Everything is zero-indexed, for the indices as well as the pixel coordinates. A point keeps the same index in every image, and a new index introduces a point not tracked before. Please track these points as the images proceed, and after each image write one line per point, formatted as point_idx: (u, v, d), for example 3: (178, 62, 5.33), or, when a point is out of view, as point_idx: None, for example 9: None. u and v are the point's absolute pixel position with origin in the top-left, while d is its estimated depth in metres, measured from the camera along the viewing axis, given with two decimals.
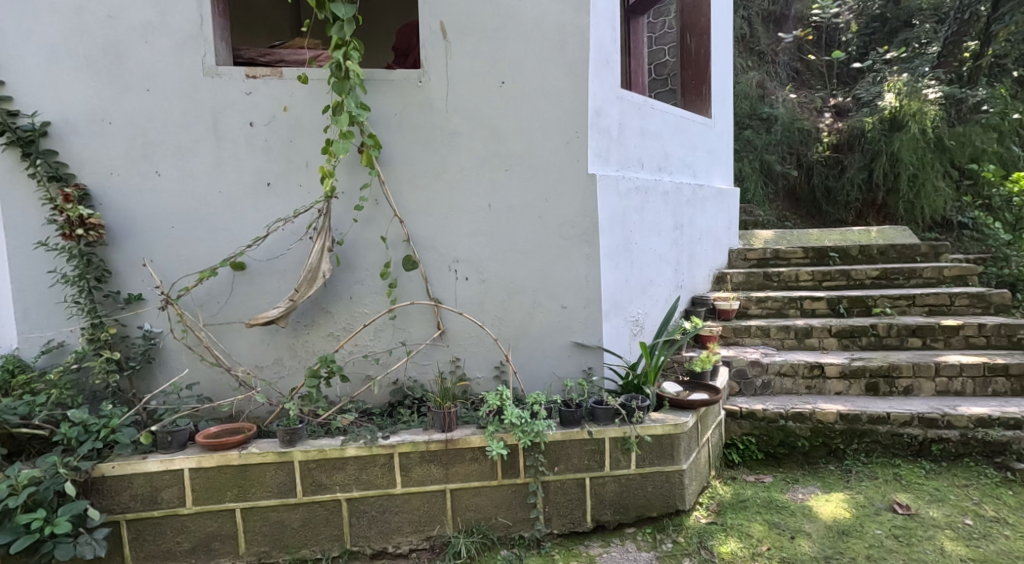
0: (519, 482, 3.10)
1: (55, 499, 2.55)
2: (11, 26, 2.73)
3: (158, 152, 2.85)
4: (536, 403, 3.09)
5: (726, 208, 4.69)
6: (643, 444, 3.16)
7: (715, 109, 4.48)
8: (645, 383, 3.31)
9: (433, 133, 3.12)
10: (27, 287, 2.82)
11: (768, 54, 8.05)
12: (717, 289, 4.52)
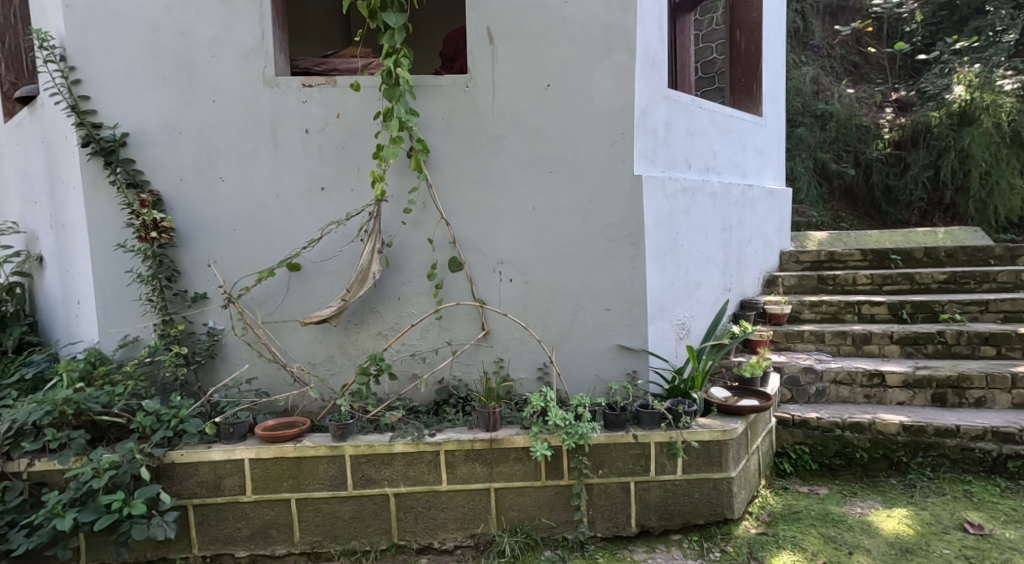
0: (563, 483, 3.11)
1: (132, 482, 2.73)
2: (95, 45, 2.95)
3: (222, 159, 3.02)
4: (581, 406, 3.10)
5: (777, 209, 4.54)
6: (690, 449, 3.13)
7: (766, 107, 4.34)
8: (692, 388, 3.27)
9: (479, 136, 3.18)
10: (106, 286, 3.03)
11: (824, 48, 7.79)
12: (768, 292, 4.36)
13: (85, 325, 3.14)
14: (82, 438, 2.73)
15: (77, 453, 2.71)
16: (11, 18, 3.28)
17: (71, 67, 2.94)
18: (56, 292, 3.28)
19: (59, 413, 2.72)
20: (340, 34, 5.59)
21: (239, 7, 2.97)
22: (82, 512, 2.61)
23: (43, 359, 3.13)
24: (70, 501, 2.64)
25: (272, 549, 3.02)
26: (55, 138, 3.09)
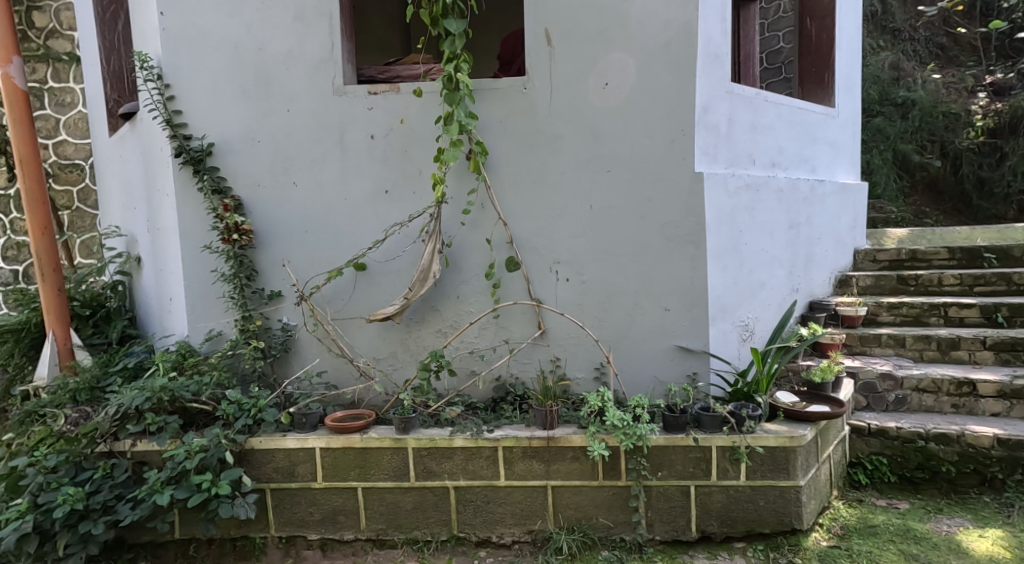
0: (621, 484, 3.10)
1: (218, 465, 2.94)
2: (185, 61, 3.12)
3: (295, 165, 3.16)
4: (639, 407, 3.08)
5: (851, 204, 4.27)
6: (754, 455, 3.04)
7: (840, 97, 4.12)
8: (757, 391, 3.20)
9: (537, 137, 3.22)
10: (193, 285, 3.24)
11: (907, 30, 7.30)
12: (840, 294, 4.15)
13: (175, 321, 3.38)
14: (176, 422, 2.95)
15: (172, 436, 2.92)
16: (116, 42, 3.60)
17: (166, 84, 3.13)
18: (153, 290, 3.58)
19: (157, 399, 2.95)
20: (400, 41, 5.74)
21: (311, 21, 3.09)
22: (177, 489, 2.82)
23: (141, 351, 3.42)
24: (166, 479, 2.85)
25: (341, 534, 3.15)
26: (151, 150, 3.32)
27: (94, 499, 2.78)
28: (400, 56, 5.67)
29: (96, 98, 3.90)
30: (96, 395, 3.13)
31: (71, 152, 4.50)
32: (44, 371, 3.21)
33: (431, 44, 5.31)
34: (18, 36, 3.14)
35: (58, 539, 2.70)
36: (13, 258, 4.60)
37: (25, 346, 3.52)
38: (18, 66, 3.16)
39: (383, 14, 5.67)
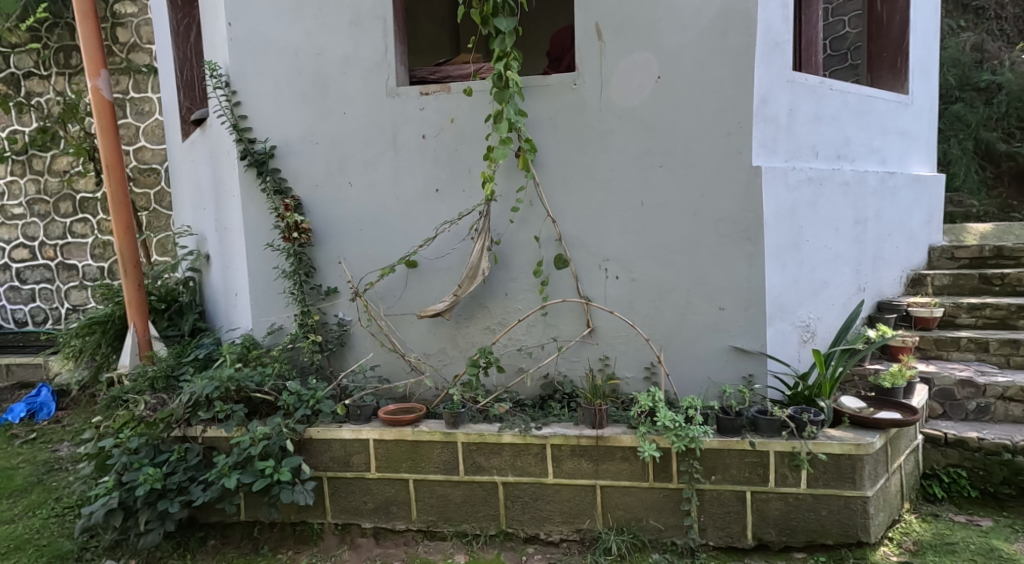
0: (672, 487, 3.03)
1: (280, 453, 3.00)
2: (250, 67, 3.23)
3: (351, 165, 3.22)
4: (691, 408, 3.01)
5: (926, 197, 4.00)
6: (817, 462, 2.90)
7: (914, 83, 3.88)
8: (820, 395, 3.07)
9: (587, 133, 3.21)
10: (256, 281, 3.37)
11: (992, 8, 6.83)
12: (914, 294, 3.89)
13: (241, 315, 3.54)
14: (242, 411, 3.01)
15: (239, 423, 3.00)
16: (188, 52, 3.88)
17: (233, 91, 3.26)
18: (220, 286, 3.76)
19: (225, 389, 3.01)
20: (449, 42, 5.83)
21: (367, 26, 3.11)
22: (243, 474, 2.88)
23: (210, 343, 3.60)
24: (234, 463, 2.93)
25: (393, 524, 3.17)
26: (220, 154, 3.48)
27: (171, 479, 2.90)
28: (449, 57, 5.76)
29: (169, 106, 4.13)
30: (170, 383, 3.30)
31: (149, 157, 4.82)
32: (126, 359, 3.50)
33: (481, 43, 5.31)
34: (104, 51, 3.38)
35: (139, 515, 2.82)
36: (101, 255, 5.01)
37: (109, 337, 3.82)
38: (105, 78, 3.40)
39: (433, 16, 5.75)
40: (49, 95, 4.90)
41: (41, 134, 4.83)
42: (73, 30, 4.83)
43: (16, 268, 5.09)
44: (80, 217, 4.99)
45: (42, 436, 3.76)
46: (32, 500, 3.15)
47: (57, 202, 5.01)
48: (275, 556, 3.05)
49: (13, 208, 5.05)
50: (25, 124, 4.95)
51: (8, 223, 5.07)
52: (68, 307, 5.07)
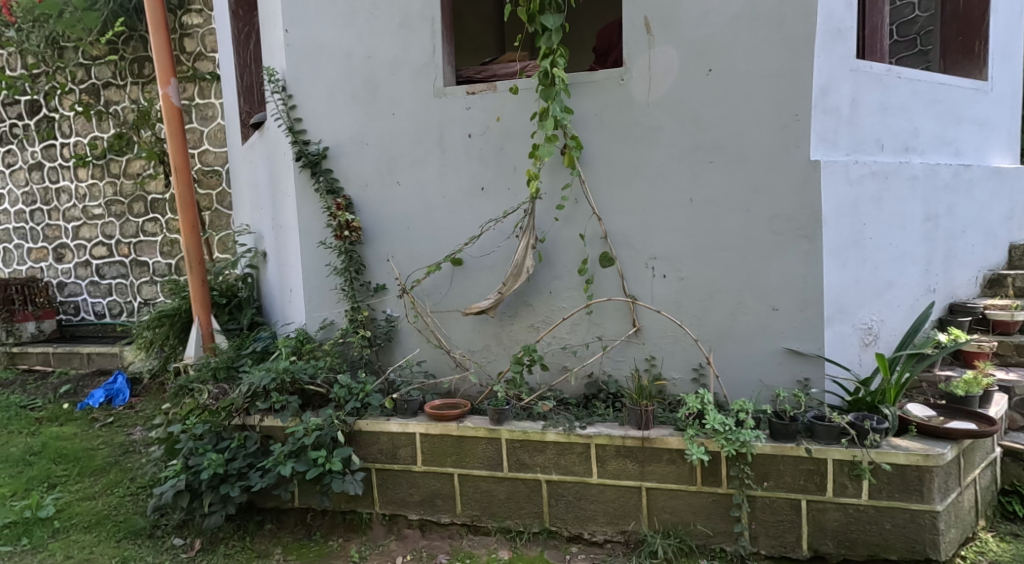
0: (721, 492, 2.95)
1: (331, 443, 3.06)
2: (305, 72, 3.35)
3: (399, 165, 3.29)
4: (742, 412, 2.92)
5: (1007, 191, 3.72)
6: (879, 472, 2.75)
7: (994, 69, 3.65)
8: (884, 402, 2.93)
9: (634, 129, 3.16)
10: (310, 277, 3.49)
11: None
12: (992, 295, 3.64)
13: (295, 310, 3.69)
14: (296, 402, 3.08)
15: (293, 414, 3.06)
16: (248, 59, 4.07)
17: (290, 95, 3.40)
18: (276, 282, 3.93)
19: (281, 380, 3.12)
20: (494, 41, 5.82)
21: (415, 28, 3.16)
22: (297, 462, 2.95)
23: (267, 337, 3.76)
24: (289, 451, 3.00)
25: (439, 516, 3.18)
26: (276, 155, 3.63)
27: (232, 465, 2.99)
28: (494, 56, 5.76)
29: (230, 110, 4.33)
30: (231, 374, 3.45)
31: (211, 160, 5.06)
32: (191, 350, 3.74)
33: (528, 41, 5.30)
34: (173, 60, 3.60)
35: (203, 497, 2.94)
36: (168, 253, 5.28)
37: (176, 329, 4.09)
38: (174, 86, 3.62)
39: (479, 16, 5.76)
40: (125, 103, 5.25)
41: (119, 139, 5.20)
42: (145, 42, 5.10)
43: (96, 264, 5.51)
44: (151, 217, 5.31)
45: (119, 420, 4.04)
46: (110, 479, 3.36)
47: (131, 202, 5.35)
48: (327, 543, 3.11)
49: (94, 208, 5.46)
50: (103, 131, 5.34)
51: (90, 223, 5.49)
52: (140, 300, 5.40)
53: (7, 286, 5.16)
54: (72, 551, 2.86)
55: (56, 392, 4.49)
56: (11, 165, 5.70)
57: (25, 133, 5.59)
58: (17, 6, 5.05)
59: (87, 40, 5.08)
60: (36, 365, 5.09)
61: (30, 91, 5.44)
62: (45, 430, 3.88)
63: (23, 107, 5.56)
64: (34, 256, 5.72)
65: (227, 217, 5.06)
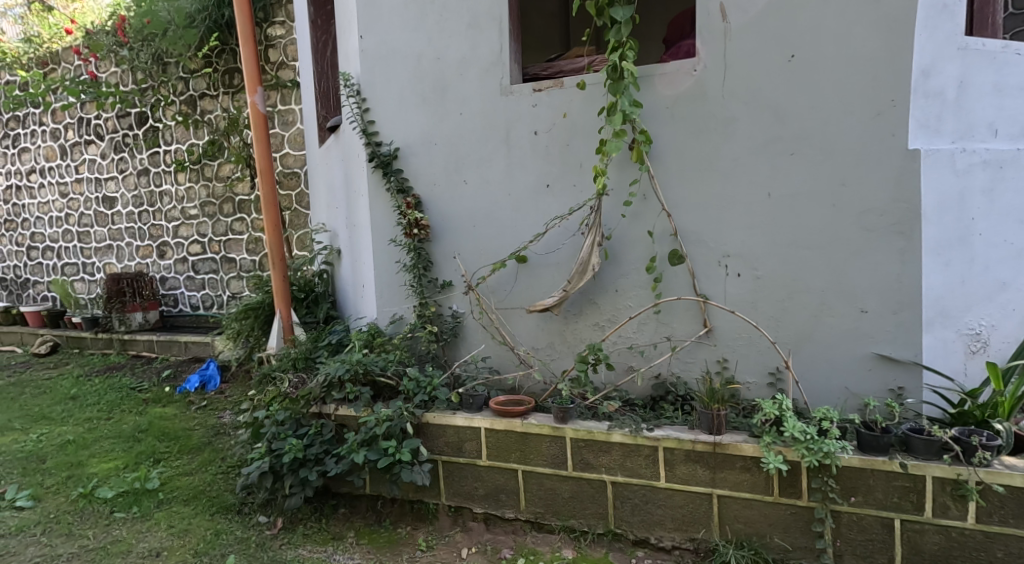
0: (801, 505, 2.78)
1: (401, 434, 3.07)
2: (379, 75, 3.47)
3: (466, 163, 3.34)
4: (826, 420, 2.73)
5: None
6: (989, 494, 2.52)
7: None
8: (995, 416, 2.68)
9: (708, 122, 3.04)
10: (381, 274, 3.62)
11: None
12: None
13: (367, 306, 3.83)
14: (367, 393, 3.16)
15: (366, 404, 3.14)
16: (325, 66, 4.27)
17: (364, 99, 3.53)
18: (349, 279, 4.10)
19: (355, 371, 3.23)
20: (559, 38, 5.75)
21: (483, 28, 3.20)
22: (369, 450, 2.98)
23: (340, 330, 3.92)
24: (362, 440, 3.03)
25: (502, 512, 3.17)
26: (351, 157, 3.78)
27: (310, 450, 3.08)
28: (559, 53, 5.68)
29: (308, 115, 4.55)
30: (308, 364, 3.61)
31: (292, 162, 5.34)
32: (275, 342, 4.02)
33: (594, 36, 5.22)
34: (260, 70, 3.84)
35: (284, 480, 3.03)
36: (253, 249, 5.66)
37: (260, 321, 4.38)
38: (260, 94, 3.87)
39: (543, 13, 5.72)
40: (217, 112, 5.67)
41: (212, 145, 5.66)
42: (235, 55, 5.51)
43: (192, 261, 5.98)
44: (238, 217, 5.70)
45: (212, 404, 4.37)
46: (205, 457, 3.63)
47: (221, 204, 5.78)
48: (396, 531, 3.16)
49: (191, 210, 5.94)
50: (199, 138, 5.81)
51: (187, 223, 5.97)
52: (229, 294, 5.83)
53: (118, 279, 5.68)
54: (174, 521, 3.06)
55: (159, 376, 4.95)
56: (122, 171, 6.27)
57: (134, 141, 6.15)
58: (130, 27, 5.61)
59: (186, 55, 5.53)
60: (143, 351, 5.65)
61: (139, 104, 5.99)
62: (150, 410, 4.27)
63: (133, 118, 6.12)
64: (141, 253, 6.29)
65: (304, 216, 5.31)
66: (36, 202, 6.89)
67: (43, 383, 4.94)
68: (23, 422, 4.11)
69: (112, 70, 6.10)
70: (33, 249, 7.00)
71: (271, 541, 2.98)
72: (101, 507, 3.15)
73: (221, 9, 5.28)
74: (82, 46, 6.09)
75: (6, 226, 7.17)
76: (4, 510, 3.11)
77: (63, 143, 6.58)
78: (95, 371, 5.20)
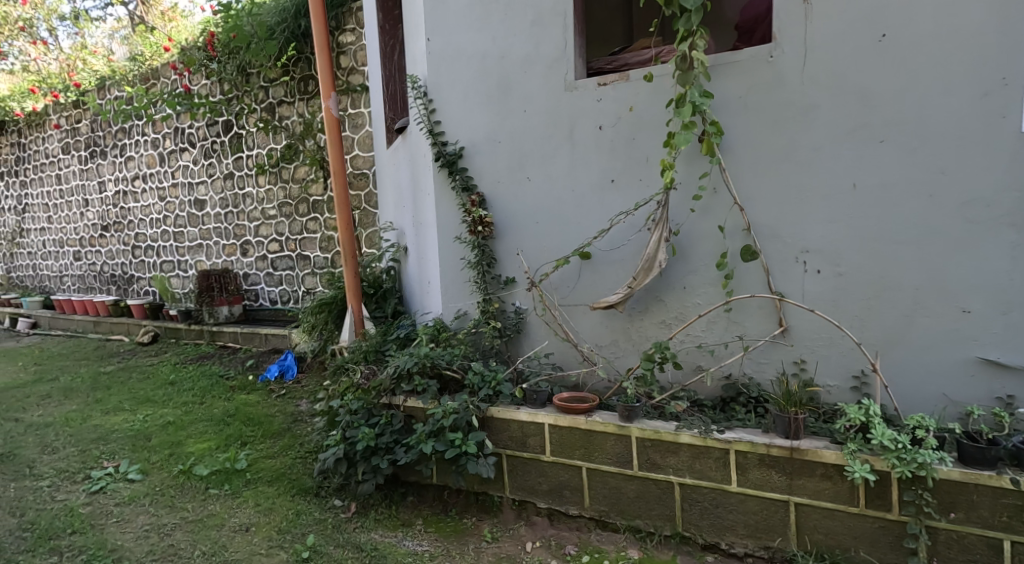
0: (891, 518, 2.60)
1: (467, 426, 3.14)
2: (446, 76, 3.54)
3: (529, 160, 3.35)
4: (920, 429, 2.55)
5: None
6: None
7: None
8: None
9: (786, 110, 2.88)
10: (447, 270, 3.70)
11: None
12: None
13: (433, 301, 3.93)
14: (434, 386, 3.25)
15: (432, 398, 3.22)
16: (394, 70, 4.42)
17: (430, 99, 3.61)
18: (415, 275, 4.22)
19: (422, 365, 3.31)
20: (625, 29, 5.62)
21: (548, 24, 3.19)
22: (437, 442, 3.07)
23: (407, 325, 4.05)
24: (429, 432, 3.11)
25: (566, 508, 3.17)
26: (418, 157, 3.87)
27: (381, 439, 3.21)
28: (624, 45, 5.55)
29: (376, 118, 4.71)
30: (378, 357, 3.77)
31: (361, 164, 5.55)
32: (347, 334, 4.28)
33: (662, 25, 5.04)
34: (334, 76, 4.05)
35: (358, 466, 3.19)
36: (326, 247, 5.94)
37: (333, 316, 4.66)
38: (334, 99, 4.08)
39: (608, 6, 5.53)
40: (294, 117, 5.99)
41: (289, 149, 6.00)
42: (310, 63, 5.79)
43: (272, 258, 6.36)
44: (312, 217, 6.01)
45: (290, 392, 4.66)
46: (286, 442, 3.88)
47: (298, 205, 6.11)
48: (461, 521, 3.24)
49: (270, 210, 6.32)
50: (278, 143, 6.18)
51: (267, 223, 6.36)
52: (304, 290, 6.17)
53: (208, 277, 6.27)
54: (261, 499, 3.30)
55: (243, 365, 5.34)
56: (212, 176, 6.76)
57: (222, 147, 6.62)
58: (218, 43, 6.14)
59: (267, 65, 5.91)
60: (229, 341, 6.12)
61: (226, 113, 6.45)
62: (237, 396, 4.62)
63: (220, 126, 6.58)
64: (227, 251, 6.75)
65: (373, 216, 5.50)
66: (140, 205, 7.56)
67: (147, 369, 5.45)
68: (131, 404, 4.55)
69: (203, 82, 6.59)
70: (138, 248, 7.69)
71: (346, 523, 3.15)
72: (198, 483, 3.45)
73: (298, 20, 5.57)
74: (178, 62, 6.63)
75: (115, 227, 7.91)
76: (118, 481, 3.46)
77: (162, 151, 7.18)
78: (189, 360, 5.68)
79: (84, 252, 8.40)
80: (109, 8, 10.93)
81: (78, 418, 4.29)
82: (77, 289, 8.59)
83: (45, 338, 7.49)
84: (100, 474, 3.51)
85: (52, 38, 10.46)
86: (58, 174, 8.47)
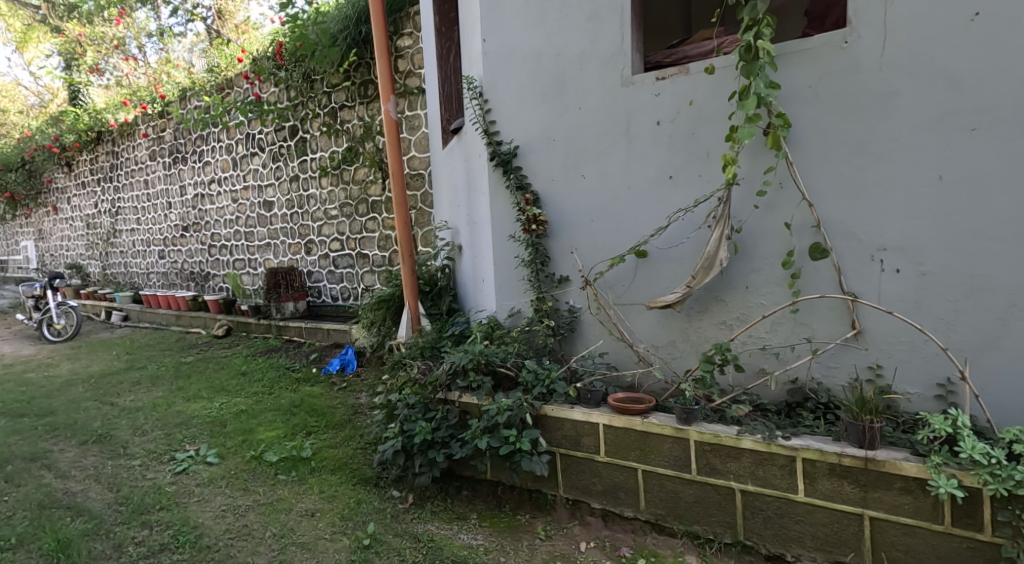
0: (981, 538, 2.39)
1: (521, 423, 3.15)
2: (503, 76, 3.55)
3: (585, 158, 3.31)
4: (1017, 443, 2.34)
5: None
6: None
7: None
8: None
9: (862, 99, 2.68)
10: (502, 269, 3.72)
11: None
12: None
13: (487, 299, 3.96)
14: (488, 383, 3.29)
15: (487, 393, 3.26)
16: (451, 72, 4.50)
17: (485, 99, 3.63)
18: (470, 273, 4.27)
19: (477, 361, 3.36)
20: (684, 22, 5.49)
21: (604, 18, 3.14)
22: (492, 437, 3.10)
23: (461, 322, 4.11)
24: (484, 427, 3.15)
25: (622, 509, 3.11)
26: (474, 156, 3.90)
27: (437, 434, 3.28)
28: (684, 37, 5.42)
29: (432, 119, 4.79)
30: (433, 353, 3.85)
31: (417, 164, 5.68)
32: (403, 331, 4.39)
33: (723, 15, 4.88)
34: (393, 80, 4.16)
35: (415, 459, 3.27)
36: (384, 246, 6.12)
37: (391, 312, 4.80)
38: (393, 103, 4.20)
39: None
40: (355, 121, 6.21)
41: (349, 152, 6.20)
42: (370, 67, 5.98)
43: (333, 256, 6.62)
44: (371, 217, 6.21)
45: (350, 386, 4.85)
46: (347, 433, 4.04)
47: (358, 205, 6.33)
48: (515, 517, 3.26)
49: (332, 210, 6.58)
50: (340, 145, 6.42)
51: (329, 223, 6.63)
52: (362, 287, 6.39)
53: (276, 274, 6.68)
54: (324, 487, 3.46)
55: (308, 358, 5.62)
56: (279, 178, 7.11)
57: (289, 151, 6.96)
58: (286, 51, 6.46)
59: (330, 71, 6.16)
60: (295, 336, 6.43)
61: (292, 118, 6.80)
62: (302, 388, 4.86)
63: (287, 131, 6.93)
64: (292, 250, 7.09)
65: (429, 215, 5.61)
66: (216, 207, 8.07)
67: (223, 360, 5.81)
68: (209, 392, 4.88)
69: (271, 90, 6.97)
70: (214, 247, 8.22)
71: (404, 514, 3.24)
72: (268, 468, 3.66)
73: (358, 27, 5.78)
74: (250, 71, 7.04)
75: (194, 228, 8.47)
76: (199, 464, 3.73)
77: (235, 155, 7.63)
78: (259, 352, 6.05)
79: (168, 251, 9.04)
80: (191, 23, 11.78)
81: (164, 404, 4.65)
82: (163, 285, 9.27)
83: (138, 331, 8.14)
84: (183, 457, 3.80)
85: (141, 54, 11.92)
86: (147, 179, 9.17)
